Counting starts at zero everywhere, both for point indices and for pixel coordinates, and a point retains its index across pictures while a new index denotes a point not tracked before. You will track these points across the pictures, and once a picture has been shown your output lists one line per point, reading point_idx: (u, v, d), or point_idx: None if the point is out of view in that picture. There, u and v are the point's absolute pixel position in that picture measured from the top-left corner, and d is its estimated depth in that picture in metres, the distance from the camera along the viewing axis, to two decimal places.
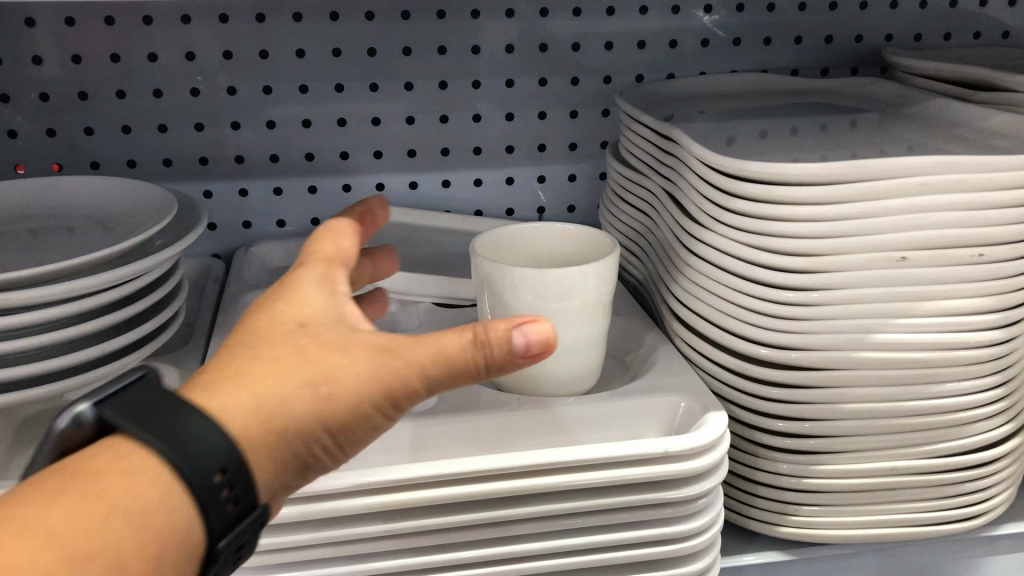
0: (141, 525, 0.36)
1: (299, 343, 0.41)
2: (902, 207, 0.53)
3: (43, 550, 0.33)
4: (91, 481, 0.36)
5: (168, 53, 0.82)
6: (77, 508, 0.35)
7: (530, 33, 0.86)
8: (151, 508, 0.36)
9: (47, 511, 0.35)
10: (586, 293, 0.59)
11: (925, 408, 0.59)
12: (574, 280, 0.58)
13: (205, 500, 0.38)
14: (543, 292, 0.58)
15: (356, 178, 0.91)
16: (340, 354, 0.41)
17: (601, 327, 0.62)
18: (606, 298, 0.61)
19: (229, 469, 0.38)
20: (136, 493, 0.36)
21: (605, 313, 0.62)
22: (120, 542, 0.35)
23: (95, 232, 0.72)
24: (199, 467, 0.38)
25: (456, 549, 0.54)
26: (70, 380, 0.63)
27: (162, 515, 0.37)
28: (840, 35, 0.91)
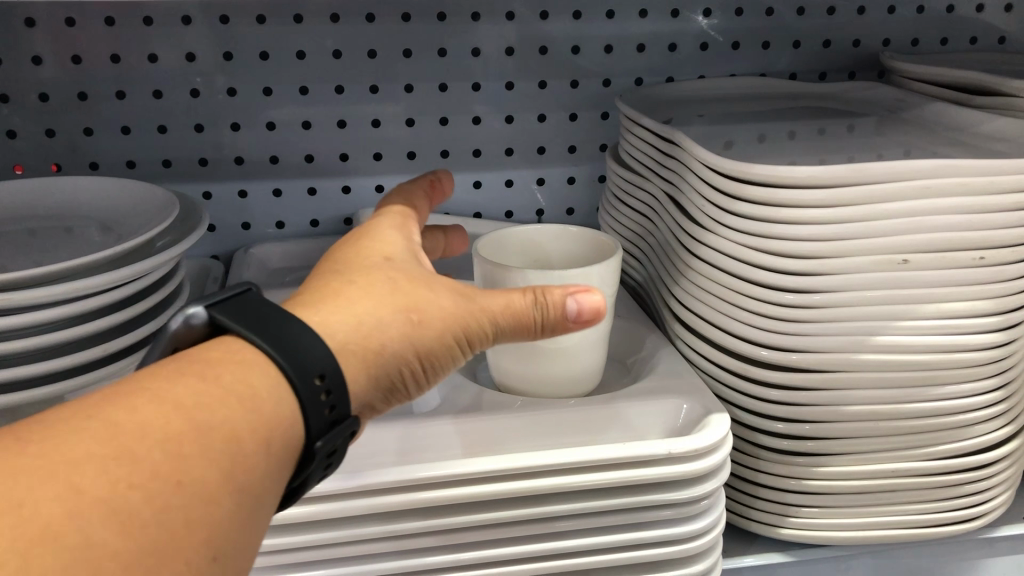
0: (249, 410, 0.37)
1: (386, 277, 0.46)
2: (903, 211, 0.53)
3: (161, 418, 0.35)
4: (205, 368, 0.38)
5: (168, 54, 0.82)
6: (192, 388, 0.37)
7: (530, 35, 0.86)
8: (258, 398, 0.38)
9: (165, 387, 0.37)
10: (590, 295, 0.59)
11: (925, 410, 0.59)
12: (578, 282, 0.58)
13: (305, 399, 0.40)
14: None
15: (355, 180, 0.91)
16: (424, 291, 0.46)
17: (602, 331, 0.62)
18: (609, 300, 0.61)
19: (329, 374, 0.40)
20: (244, 384, 0.38)
21: (607, 316, 0.62)
22: (231, 422, 0.37)
23: (95, 232, 0.72)
24: (304, 367, 0.40)
25: (458, 550, 0.54)
26: (71, 381, 0.63)
27: (266, 404, 0.38)
28: (838, 39, 0.92)
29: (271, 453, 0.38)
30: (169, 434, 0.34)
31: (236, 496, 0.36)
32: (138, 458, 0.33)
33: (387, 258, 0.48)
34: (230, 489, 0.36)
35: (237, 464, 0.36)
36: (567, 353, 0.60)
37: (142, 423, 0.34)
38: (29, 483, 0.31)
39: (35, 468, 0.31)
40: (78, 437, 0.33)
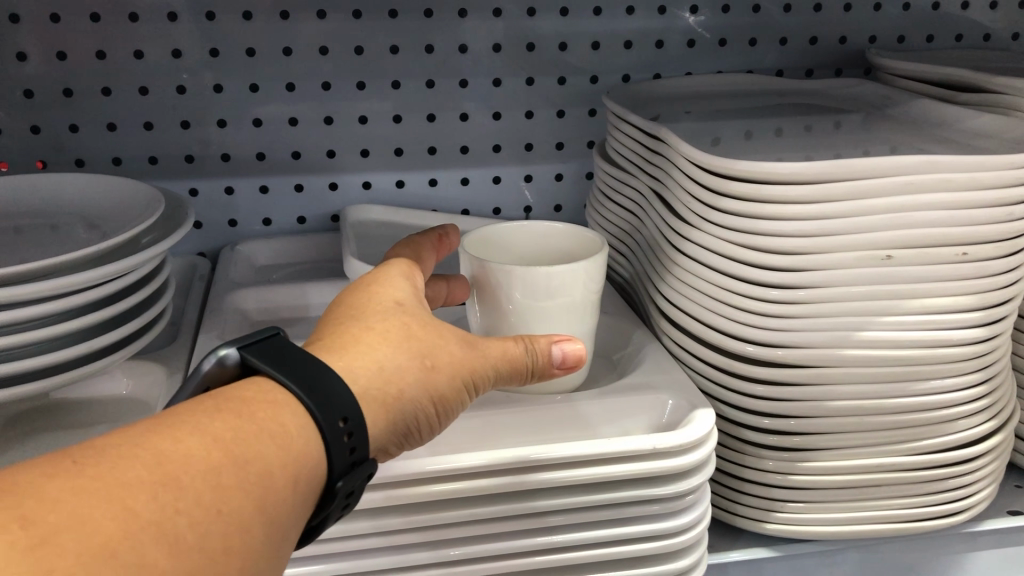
0: (281, 450, 0.38)
1: (398, 321, 0.47)
2: (887, 206, 0.53)
3: (201, 450, 0.35)
4: (239, 405, 0.39)
5: (154, 50, 0.82)
6: (228, 423, 0.37)
7: (518, 32, 0.86)
8: (288, 437, 0.39)
9: (203, 419, 0.37)
10: (575, 291, 0.59)
11: (909, 405, 0.60)
12: (562, 278, 0.58)
13: (331, 442, 0.41)
14: (532, 290, 0.58)
15: (342, 177, 0.91)
16: (434, 337, 0.47)
17: (588, 328, 0.62)
18: (595, 297, 0.61)
19: (351, 418, 0.41)
20: (276, 423, 0.39)
21: (593, 314, 0.62)
22: (265, 459, 0.37)
23: (79, 230, 0.72)
24: (331, 410, 0.41)
25: (444, 546, 0.54)
26: (55, 378, 0.62)
27: (296, 444, 0.39)
28: (824, 37, 0.92)
29: (297, 492, 0.39)
30: (210, 465, 0.35)
31: (266, 532, 0.37)
32: (183, 487, 0.34)
33: (394, 300, 0.49)
34: (260, 523, 0.36)
35: (266, 500, 0.37)
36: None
37: (185, 453, 0.35)
38: (89, 499, 0.31)
39: (93, 485, 0.32)
40: (127, 459, 0.33)
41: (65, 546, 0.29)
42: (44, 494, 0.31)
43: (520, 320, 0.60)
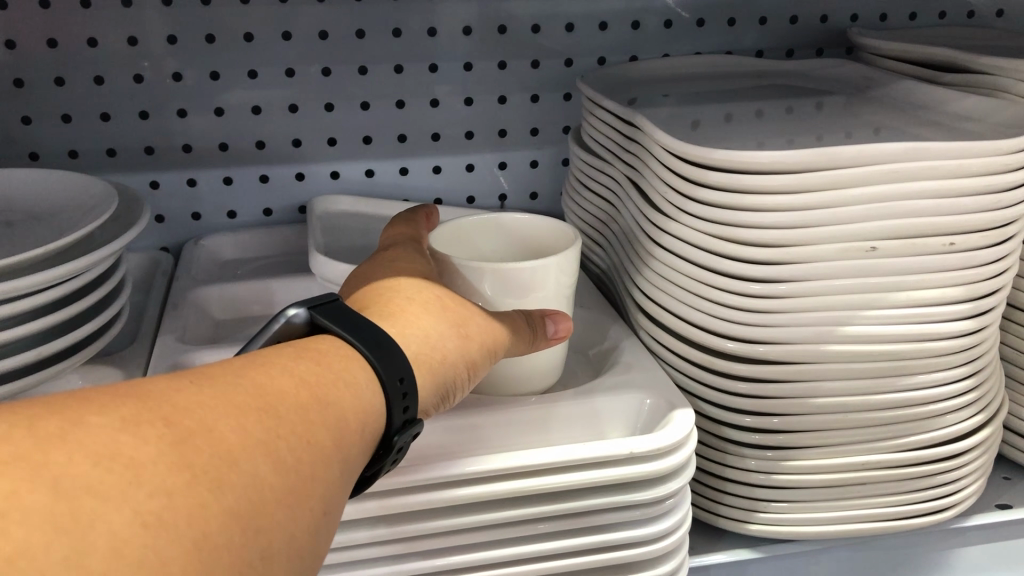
0: (354, 396, 0.41)
1: (428, 296, 0.50)
2: (869, 196, 0.51)
3: (293, 389, 0.39)
4: (318, 355, 0.42)
5: (109, 37, 0.78)
6: (312, 368, 0.41)
7: (489, 14, 0.83)
8: (360, 386, 0.42)
9: (290, 365, 0.40)
10: (546, 286, 0.57)
11: (896, 400, 0.58)
12: (532, 274, 0.55)
13: (390, 396, 0.43)
14: (499, 285, 0.55)
15: (309, 166, 0.88)
16: (460, 310, 0.51)
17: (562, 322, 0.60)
18: (568, 292, 0.59)
19: (407, 378, 0.44)
20: (348, 373, 0.42)
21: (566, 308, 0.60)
22: (344, 404, 0.40)
23: (31, 227, 0.69)
24: (390, 366, 0.44)
25: (413, 558, 0.52)
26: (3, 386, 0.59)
27: (366, 393, 0.42)
28: (805, 15, 0.89)
29: (367, 439, 0.42)
30: (302, 403, 0.38)
31: (352, 468, 0.39)
32: (282, 416, 0.37)
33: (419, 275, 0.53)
34: (344, 458, 0.39)
35: (348, 439, 0.40)
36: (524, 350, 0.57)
37: (282, 389, 0.38)
38: (211, 415, 0.34)
39: (213, 406, 0.35)
40: (234, 390, 0.37)
41: (199, 449, 0.32)
42: (176, 406, 0.34)
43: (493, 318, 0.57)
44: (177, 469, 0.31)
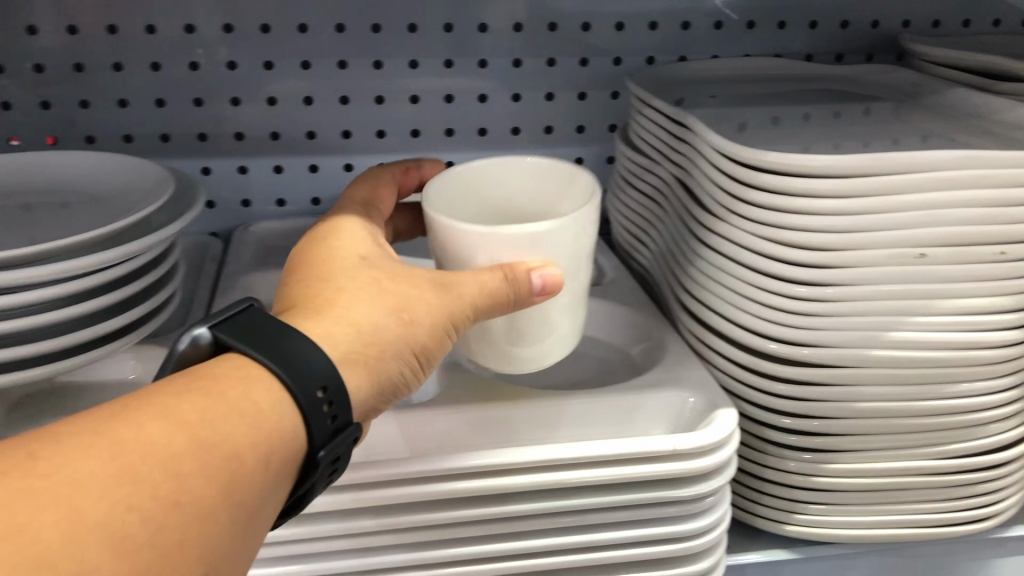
0: (258, 418, 0.39)
1: (366, 283, 0.48)
2: (922, 203, 0.51)
3: (229, 413, 0.39)
4: (212, 379, 0.40)
5: (167, 25, 0.80)
6: (204, 395, 0.39)
7: (539, 11, 0.83)
8: (266, 407, 0.40)
9: (224, 385, 0.40)
10: (554, 252, 0.47)
11: (939, 408, 0.58)
12: (537, 237, 0.47)
13: (312, 411, 0.41)
14: (500, 248, 0.47)
15: (357, 157, 0.89)
16: (409, 289, 0.48)
17: (571, 295, 0.51)
18: (578, 262, 0.50)
19: (328, 385, 0.42)
20: (252, 394, 0.40)
21: (580, 277, 0.51)
22: (247, 429, 0.39)
23: (89, 208, 0.71)
24: (305, 380, 0.41)
25: (456, 545, 0.53)
26: (62, 363, 0.61)
27: (273, 413, 0.40)
28: (856, 20, 0.89)
29: (281, 455, 0.40)
30: (237, 428, 0.38)
31: (255, 494, 0.38)
32: (218, 443, 0.37)
33: (356, 257, 0.50)
34: (249, 481, 0.38)
35: (255, 461, 0.39)
36: (542, 329, 0.51)
37: (218, 414, 0.38)
38: (86, 473, 0.33)
39: (86, 462, 0.33)
40: (174, 414, 0.37)
41: (74, 516, 0.31)
42: (39, 472, 0.33)
43: None
44: (55, 545, 0.30)
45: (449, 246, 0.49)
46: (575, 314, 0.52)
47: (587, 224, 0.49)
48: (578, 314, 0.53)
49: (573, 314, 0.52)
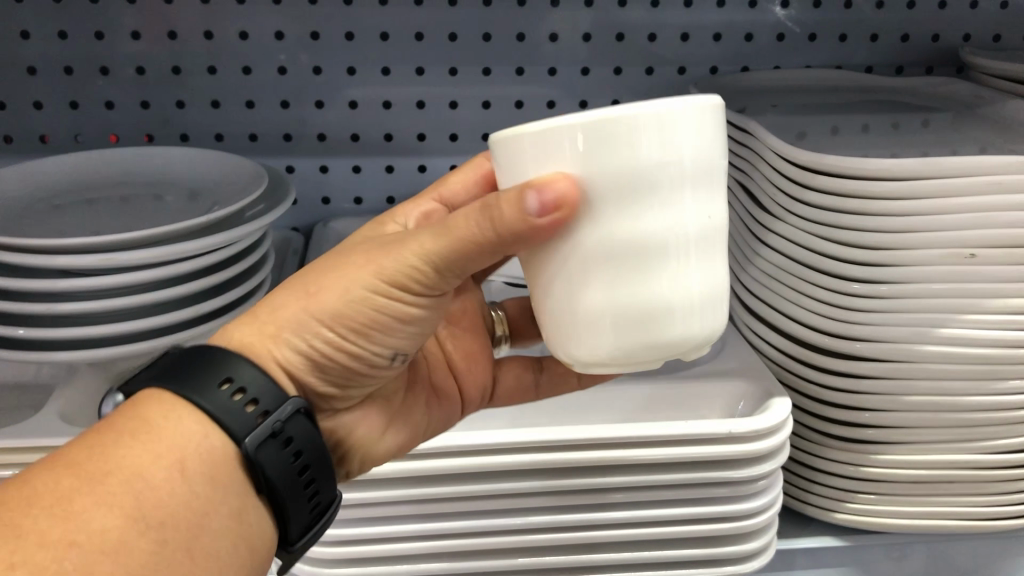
0: (164, 433, 0.39)
1: (305, 267, 0.44)
2: (971, 205, 0.54)
3: (145, 439, 0.39)
4: (115, 415, 0.40)
5: (259, 32, 0.85)
6: (104, 430, 0.39)
7: (608, 22, 0.87)
8: (174, 418, 0.40)
9: (139, 412, 0.40)
10: (624, 153, 0.33)
11: (986, 404, 0.60)
12: (598, 127, 0.33)
13: (224, 407, 0.40)
14: (551, 156, 0.34)
15: (431, 159, 0.94)
16: (339, 262, 0.43)
17: (691, 223, 0.35)
18: (666, 167, 0.33)
19: (232, 376, 0.41)
20: (153, 414, 0.40)
21: (690, 200, 0.35)
22: (152, 444, 0.39)
23: (186, 201, 0.76)
24: (203, 384, 0.40)
25: (525, 514, 0.57)
26: (163, 340, 0.66)
27: (180, 422, 0.40)
28: (917, 34, 0.91)
29: (210, 454, 0.40)
30: (154, 452, 0.38)
31: (185, 493, 0.39)
32: (138, 470, 0.38)
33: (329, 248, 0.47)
34: (178, 482, 0.39)
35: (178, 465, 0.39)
36: (643, 275, 0.35)
37: (130, 442, 0.38)
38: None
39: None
40: (90, 452, 0.38)
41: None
42: None
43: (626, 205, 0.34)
44: None
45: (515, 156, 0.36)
46: (700, 256, 0.36)
47: (681, 122, 0.33)
48: (714, 261, 0.37)
49: (699, 259, 0.36)
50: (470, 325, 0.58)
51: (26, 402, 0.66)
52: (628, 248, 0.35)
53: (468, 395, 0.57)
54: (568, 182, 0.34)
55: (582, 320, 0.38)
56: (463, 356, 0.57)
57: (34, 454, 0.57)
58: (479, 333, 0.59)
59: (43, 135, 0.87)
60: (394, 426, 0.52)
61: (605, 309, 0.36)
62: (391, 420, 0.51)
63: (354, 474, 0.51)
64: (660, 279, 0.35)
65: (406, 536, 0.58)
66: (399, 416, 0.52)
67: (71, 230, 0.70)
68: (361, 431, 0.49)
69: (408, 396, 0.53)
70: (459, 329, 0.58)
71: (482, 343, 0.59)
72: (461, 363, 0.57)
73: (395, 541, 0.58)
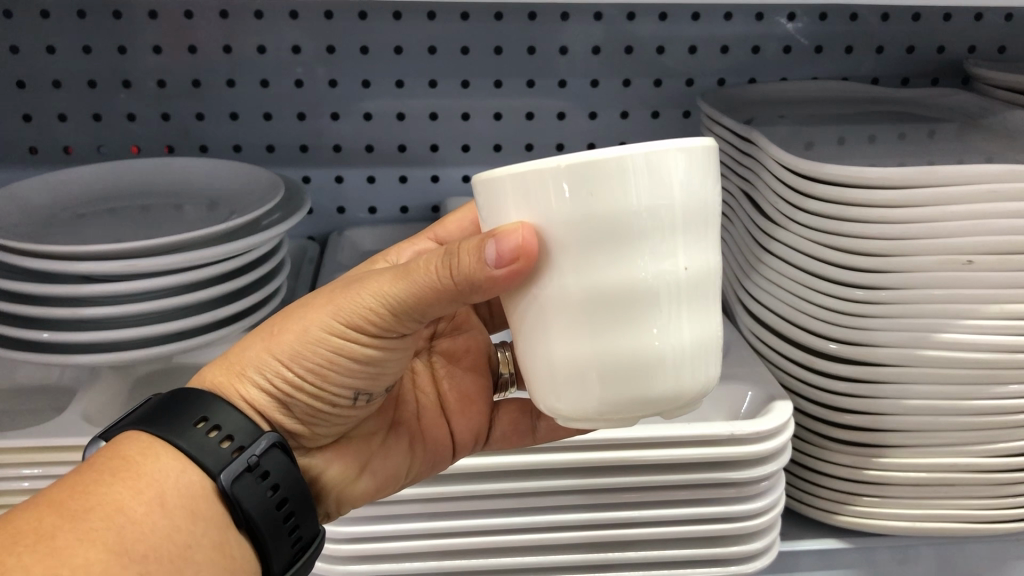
0: (141, 473, 0.40)
1: (288, 309, 0.46)
2: (968, 212, 0.55)
3: (125, 477, 0.40)
4: (90, 462, 0.41)
5: (276, 46, 0.87)
6: (83, 475, 0.40)
7: (618, 35, 0.89)
8: (151, 458, 0.41)
9: (114, 455, 0.41)
10: (613, 196, 0.31)
11: (986, 407, 0.61)
12: (586, 171, 0.31)
13: (199, 444, 0.42)
14: (536, 198, 0.33)
15: (444, 170, 0.96)
16: (311, 307, 0.44)
17: (682, 273, 0.33)
18: (655, 212, 0.32)
19: (208, 416, 0.43)
20: (129, 457, 0.41)
21: (681, 247, 0.33)
22: (131, 482, 0.40)
23: (205, 210, 0.79)
24: (180, 427, 0.43)
25: (533, 512, 0.59)
26: (182, 344, 0.68)
27: (155, 461, 0.41)
28: (922, 46, 0.93)
29: (188, 493, 0.41)
30: (133, 487, 0.40)
31: (167, 529, 0.40)
32: (120, 505, 0.39)
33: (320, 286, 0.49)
34: (160, 518, 0.40)
35: (159, 500, 0.40)
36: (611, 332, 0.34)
37: (110, 481, 0.40)
38: None
39: None
40: (71, 493, 0.39)
41: None
42: None
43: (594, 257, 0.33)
44: None
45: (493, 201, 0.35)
46: (691, 308, 0.34)
47: (666, 170, 0.32)
48: (706, 314, 0.35)
49: (689, 311, 0.34)
50: (471, 365, 0.59)
51: (51, 404, 0.68)
52: (616, 296, 0.33)
53: (459, 438, 0.56)
54: (527, 232, 0.33)
55: (565, 369, 0.36)
56: (460, 396, 0.58)
57: (58, 452, 0.59)
58: (483, 374, 0.59)
59: (67, 146, 0.90)
60: (373, 467, 0.52)
61: (590, 359, 0.35)
62: (369, 460, 0.52)
63: (332, 515, 0.52)
64: (648, 331, 0.34)
65: (417, 534, 0.59)
66: (380, 456, 0.53)
67: (94, 238, 0.73)
68: (337, 472, 0.50)
69: (392, 436, 0.54)
70: (459, 368, 0.59)
71: (483, 385, 0.59)
72: (455, 402, 0.58)
73: (406, 538, 0.60)
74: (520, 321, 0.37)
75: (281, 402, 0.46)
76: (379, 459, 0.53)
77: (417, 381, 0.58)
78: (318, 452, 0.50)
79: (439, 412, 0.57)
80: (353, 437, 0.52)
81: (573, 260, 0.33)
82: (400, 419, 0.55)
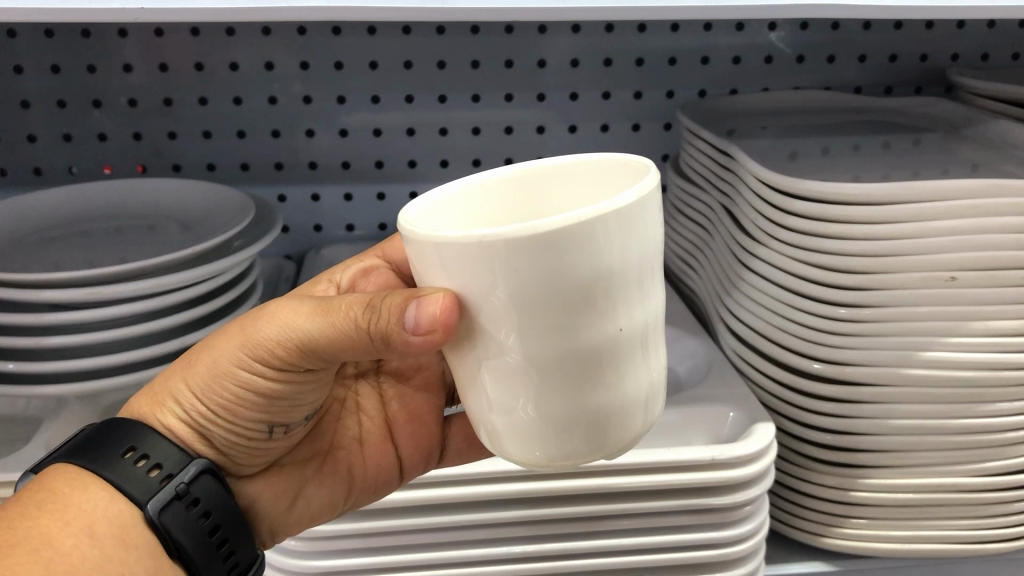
0: (67, 506, 0.42)
1: (219, 336, 0.46)
2: (949, 229, 0.54)
3: (53, 509, 0.41)
4: (14, 501, 0.42)
5: (248, 63, 0.85)
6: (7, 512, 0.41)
7: (596, 47, 0.87)
8: (76, 491, 0.43)
9: (40, 489, 0.42)
10: (547, 273, 0.30)
11: (973, 426, 0.60)
12: (508, 250, 0.30)
13: (124, 474, 0.44)
14: (461, 267, 0.31)
15: (422, 185, 0.94)
16: (240, 336, 0.44)
17: (619, 333, 0.33)
18: (586, 284, 0.31)
19: (137, 446, 0.45)
20: (54, 491, 0.42)
21: (619, 309, 0.32)
22: (57, 514, 0.41)
23: (176, 231, 0.77)
24: (105, 461, 0.44)
25: (512, 543, 0.58)
26: (151, 371, 0.66)
27: (81, 493, 0.43)
28: (905, 54, 0.91)
29: (116, 521, 0.43)
30: (62, 519, 0.41)
31: (97, 557, 0.41)
32: (47, 538, 0.40)
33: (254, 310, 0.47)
34: (89, 545, 0.41)
35: (85, 528, 0.41)
36: (542, 393, 0.34)
37: (37, 514, 0.41)
38: None
39: None
40: None
41: None
42: None
43: (526, 324, 0.32)
44: None
45: (424, 264, 0.33)
46: (628, 363, 0.34)
47: (603, 234, 0.30)
48: (643, 364, 0.35)
49: (625, 370, 0.34)
50: (423, 385, 0.58)
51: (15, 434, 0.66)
52: (546, 361, 0.33)
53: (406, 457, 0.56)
54: (446, 303, 0.33)
55: (500, 420, 0.36)
56: (408, 416, 0.58)
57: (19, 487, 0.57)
58: (435, 392, 0.59)
59: (38, 167, 0.88)
60: (306, 494, 0.53)
61: (523, 413, 0.35)
62: (302, 489, 0.53)
63: (268, 542, 0.54)
64: (581, 389, 0.33)
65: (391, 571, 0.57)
66: (313, 483, 0.54)
67: (62, 261, 0.71)
68: (269, 500, 0.52)
69: (329, 464, 0.55)
70: (410, 388, 0.58)
71: (434, 404, 0.58)
72: (404, 424, 0.57)
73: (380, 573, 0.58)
74: (455, 367, 0.37)
75: (211, 426, 0.47)
76: (312, 486, 0.54)
77: (360, 402, 0.57)
78: (250, 481, 0.52)
79: (383, 434, 0.57)
80: (283, 464, 0.53)
81: (506, 330, 0.32)
82: (338, 444, 0.56)
